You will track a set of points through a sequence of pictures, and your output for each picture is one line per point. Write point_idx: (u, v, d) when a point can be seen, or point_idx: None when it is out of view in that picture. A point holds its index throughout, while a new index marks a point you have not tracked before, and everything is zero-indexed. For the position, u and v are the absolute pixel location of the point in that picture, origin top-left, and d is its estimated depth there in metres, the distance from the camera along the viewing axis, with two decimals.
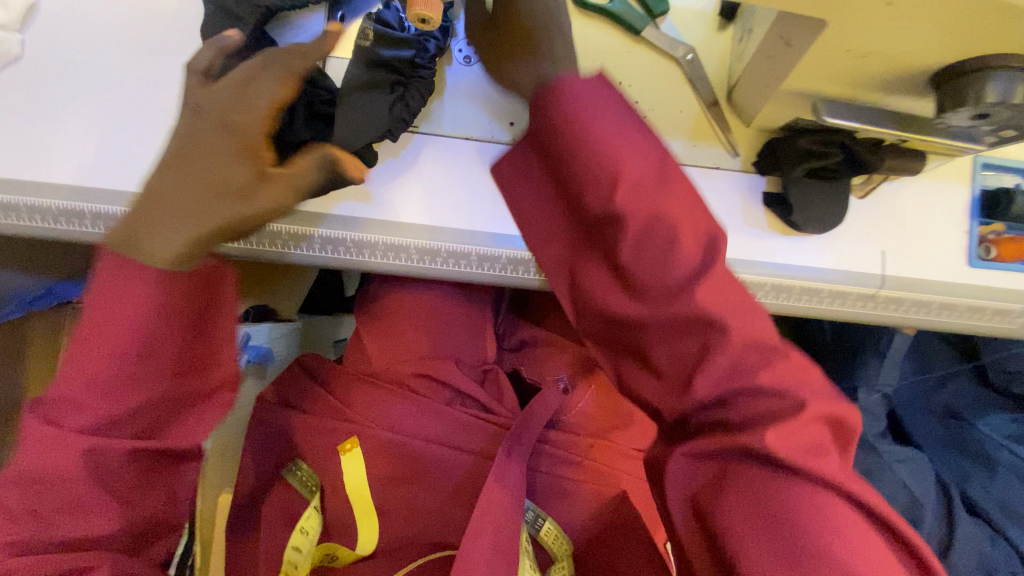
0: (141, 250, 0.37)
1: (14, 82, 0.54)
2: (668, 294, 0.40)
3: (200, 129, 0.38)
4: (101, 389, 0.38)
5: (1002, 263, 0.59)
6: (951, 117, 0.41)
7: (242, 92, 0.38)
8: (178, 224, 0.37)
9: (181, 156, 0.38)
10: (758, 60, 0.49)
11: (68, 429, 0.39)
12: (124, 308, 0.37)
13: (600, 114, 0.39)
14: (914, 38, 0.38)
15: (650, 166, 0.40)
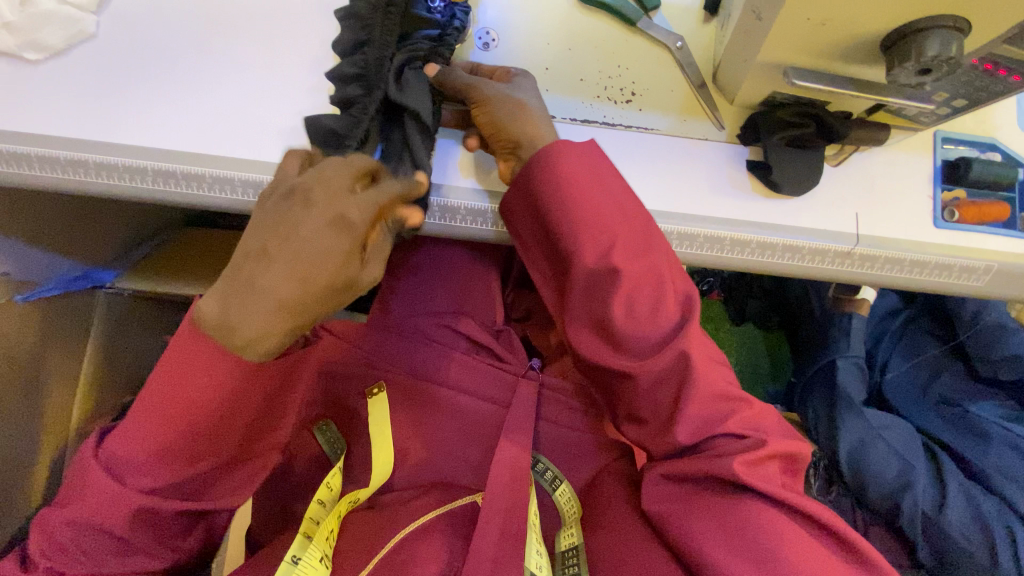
0: (230, 318, 0.41)
1: (86, 57, 0.61)
2: (633, 307, 0.52)
3: (308, 242, 0.41)
4: (175, 453, 0.47)
5: (965, 224, 0.65)
6: (899, 73, 0.48)
7: (358, 203, 0.42)
8: (275, 327, 0.42)
9: (287, 241, 0.41)
10: (737, 37, 0.57)
11: (130, 489, 0.47)
12: (196, 391, 0.45)
13: (592, 183, 0.53)
14: (863, 5, 0.45)
15: (629, 235, 0.53)
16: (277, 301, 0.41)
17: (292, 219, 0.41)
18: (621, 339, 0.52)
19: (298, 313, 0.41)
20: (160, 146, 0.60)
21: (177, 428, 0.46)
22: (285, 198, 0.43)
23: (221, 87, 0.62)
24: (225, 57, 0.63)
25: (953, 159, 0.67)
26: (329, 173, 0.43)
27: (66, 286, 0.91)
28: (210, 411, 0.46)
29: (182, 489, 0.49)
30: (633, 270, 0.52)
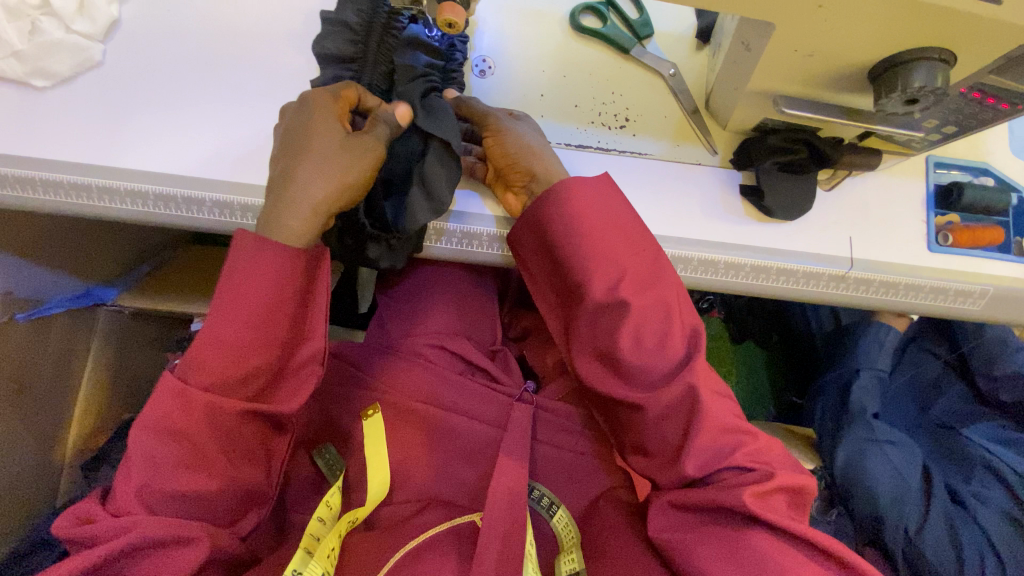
0: (275, 223, 0.52)
1: (93, 84, 0.63)
2: (640, 337, 0.53)
3: (312, 170, 0.52)
4: (235, 353, 0.50)
5: (960, 248, 0.65)
6: (886, 103, 0.49)
7: (348, 145, 0.53)
8: (305, 216, 0.52)
9: (314, 156, 0.52)
10: (728, 66, 0.58)
11: (194, 387, 0.49)
12: (260, 276, 0.50)
13: (599, 216, 0.55)
14: (848, 37, 0.46)
15: (631, 254, 0.54)
16: (311, 203, 0.52)
17: (309, 133, 0.53)
18: (628, 371, 0.53)
19: (330, 204, 0.53)
20: (161, 170, 0.61)
21: (237, 320, 0.50)
22: (303, 125, 0.53)
23: (222, 114, 0.63)
24: (227, 84, 0.64)
25: (946, 184, 0.67)
26: (307, 113, 0.54)
27: (69, 305, 0.93)
28: (265, 301, 0.50)
29: (244, 387, 0.50)
30: (641, 305, 0.53)
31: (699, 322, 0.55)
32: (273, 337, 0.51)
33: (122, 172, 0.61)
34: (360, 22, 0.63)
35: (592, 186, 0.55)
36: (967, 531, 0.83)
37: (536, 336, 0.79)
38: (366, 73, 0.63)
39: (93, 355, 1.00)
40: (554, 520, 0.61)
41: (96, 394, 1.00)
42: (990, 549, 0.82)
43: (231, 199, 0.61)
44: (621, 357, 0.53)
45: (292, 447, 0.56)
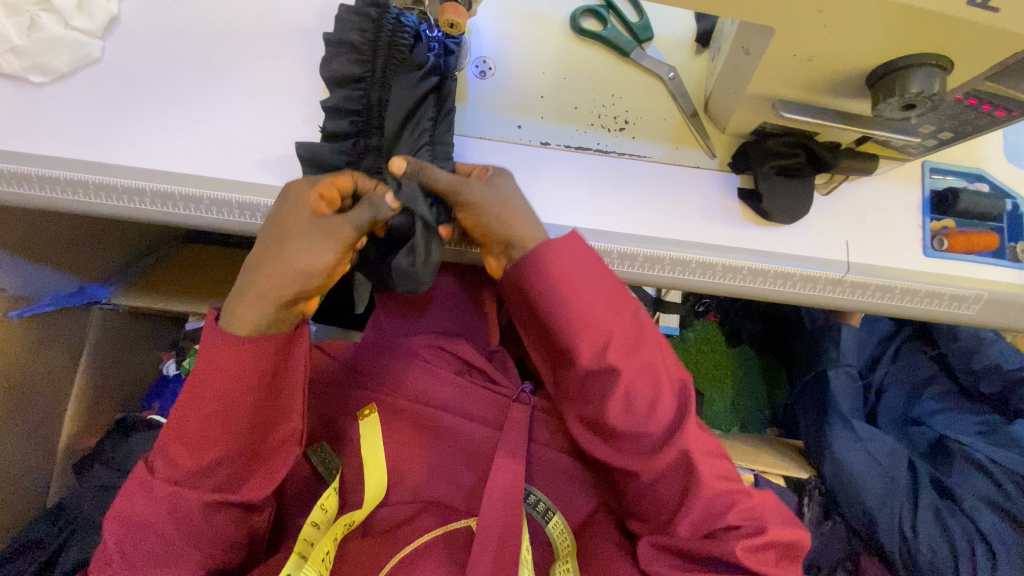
0: (232, 309, 0.50)
1: (90, 81, 0.63)
2: (627, 400, 0.52)
3: (275, 261, 0.50)
4: (200, 453, 0.50)
5: (954, 253, 0.66)
6: (883, 108, 0.49)
7: (317, 234, 0.50)
8: (260, 307, 0.50)
9: (280, 244, 0.50)
10: (727, 70, 0.58)
11: (163, 481, 0.49)
12: (219, 373, 0.49)
13: (577, 274, 0.52)
14: (847, 42, 0.47)
15: (614, 312, 0.53)
16: (263, 295, 0.50)
17: (285, 220, 0.51)
18: (618, 433, 0.54)
19: (284, 292, 0.50)
20: (159, 168, 0.61)
21: (199, 422, 0.50)
22: (282, 214, 0.52)
23: (220, 112, 0.63)
24: (225, 81, 0.64)
25: (941, 190, 0.68)
26: (288, 201, 0.52)
27: (62, 304, 0.92)
28: (227, 402, 0.50)
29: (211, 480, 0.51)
30: (627, 380, 0.52)
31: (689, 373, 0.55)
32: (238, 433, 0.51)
33: (119, 169, 0.60)
34: (366, 41, 0.60)
35: (571, 243, 0.53)
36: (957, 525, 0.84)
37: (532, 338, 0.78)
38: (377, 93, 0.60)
39: (86, 353, 0.98)
40: (552, 526, 0.61)
41: (88, 392, 0.99)
42: (978, 537, 0.83)
43: (229, 197, 0.61)
44: (608, 424, 0.54)
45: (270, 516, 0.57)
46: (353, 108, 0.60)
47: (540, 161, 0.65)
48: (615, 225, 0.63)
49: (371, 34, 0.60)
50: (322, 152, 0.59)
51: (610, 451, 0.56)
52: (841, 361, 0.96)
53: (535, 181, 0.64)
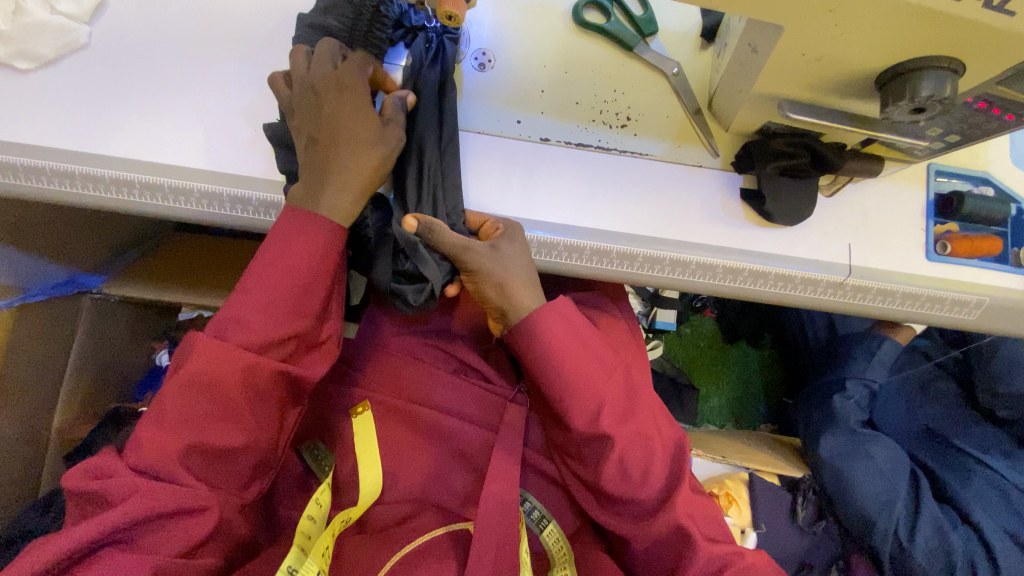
0: (318, 203, 0.52)
1: (78, 67, 0.61)
2: (622, 468, 0.55)
3: (344, 159, 0.52)
4: (238, 371, 0.49)
5: (958, 258, 0.65)
6: (893, 111, 0.48)
7: (375, 132, 0.53)
8: (336, 193, 0.52)
9: (339, 143, 0.52)
10: (733, 68, 0.56)
11: (198, 401, 0.48)
12: (282, 274, 0.51)
13: (572, 345, 0.56)
14: (856, 42, 0.45)
15: (606, 382, 0.56)
16: (347, 178, 0.52)
17: (337, 125, 0.52)
18: (614, 497, 0.57)
19: (372, 180, 0.53)
20: (146, 159, 0.59)
21: (244, 334, 0.49)
22: (337, 101, 0.52)
23: (212, 102, 0.61)
24: (217, 70, 0.62)
25: (946, 193, 0.67)
26: (342, 70, 0.53)
27: (52, 293, 0.90)
28: (283, 304, 0.51)
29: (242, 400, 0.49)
30: (621, 453, 0.54)
31: (683, 434, 0.59)
32: (286, 339, 0.51)
33: (106, 159, 0.59)
34: (343, 28, 0.58)
35: (564, 311, 0.57)
36: (960, 537, 0.84)
37: None
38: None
39: (76, 339, 0.97)
40: (546, 533, 0.61)
41: (77, 377, 0.97)
42: (984, 553, 0.83)
43: (220, 190, 0.60)
44: (606, 489, 0.56)
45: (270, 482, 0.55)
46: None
47: (540, 158, 0.63)
48: (617, 224, 0.62)
49: (349, 21, 0.58)
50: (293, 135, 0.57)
51: (608, 515, 0.59)
52: (863, 372, 0.95)
53: (534, 177, 0.63)
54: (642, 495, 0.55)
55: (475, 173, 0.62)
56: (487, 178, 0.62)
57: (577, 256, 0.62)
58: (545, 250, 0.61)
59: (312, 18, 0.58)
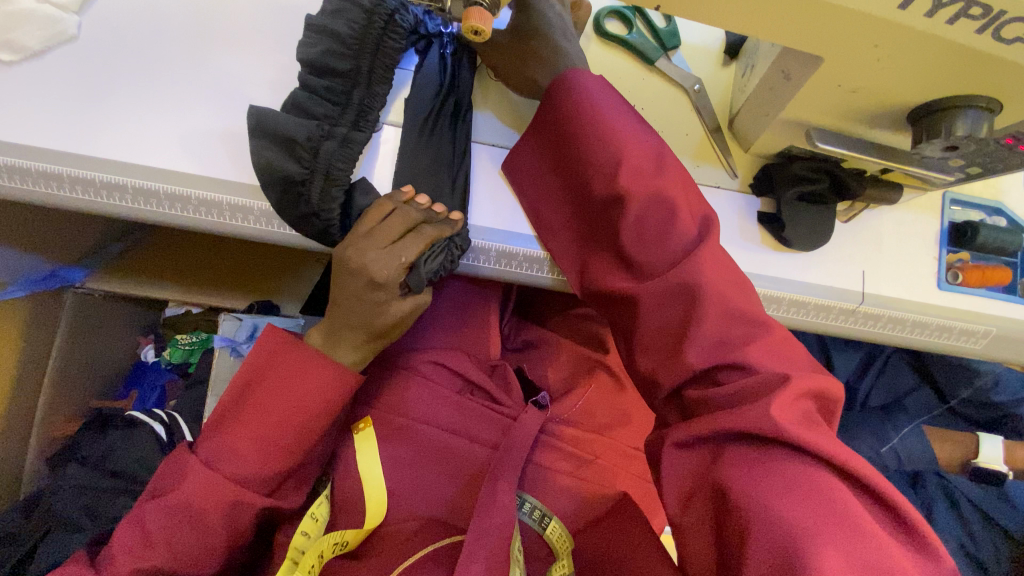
0: (336, 354, 0.55)
1: (66, 61, 0.57)
2: (658, 186, 0.48)
3: (351, 308, 0.53)
4: (265, 443, 0.53)
5: (969, 288, 0.65)
6: (926, 147, 0.47)
7: (387, 256, 0.51)
8: (347, 341, 0.55)
9: (340, 304, 0.54)
10: (760, 92, 0.55)
11: (222, 475, 0.51)
12: (306, 387, 0.53)
13: (610, 108, 0.51)
14: (894, 77, 0.44)
15: (644, 159, 0.49)
16: (351, 332, 0.54)
17: (344, 287, 0.53)
18: (642, 233, 0.48)
19: (381, 340, 0.56)
20: (140, 161, 0.56)
21: (269, 416, 0.53)
22: (370, 289, 0.52)
23: (211, 103, 0.58)
24: (217, 70, 0.58)
25: (959, 222, 0.67)
26: (384, 258, 0.51)
27: (32, 288, 0.86)
28: (313, 401, 0.53)
29: (264, 462, 0.53)
30: (665, 187, 0.48)
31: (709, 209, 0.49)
32: (312, 420, 0.54)
33: (94, 160, 0.55)
34: (354, 35, 0.53)
35: (596, 88, 0.52)
36: None
37: (535, 348, 0.76)
38: (359, 92, 0.55)
39: (60, 335, 0.92)
40: (548, 532, 0.60)
41: (58, 375, 0.92)
42: None
43: (219, 196, 0.57)
44: (626, 242, 0.48)
45: (279, 533, 0.59)
46: (329, 99, 0.54)
47: None
48: None
49: (360, 28, 0.53)
50: (281, 130, 0.53)
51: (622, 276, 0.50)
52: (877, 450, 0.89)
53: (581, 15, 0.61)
54: (675, 315, 0.46)
55: (492, 190, 0.61)
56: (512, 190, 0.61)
57: None
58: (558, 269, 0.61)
59: (320, 18, 0.53)
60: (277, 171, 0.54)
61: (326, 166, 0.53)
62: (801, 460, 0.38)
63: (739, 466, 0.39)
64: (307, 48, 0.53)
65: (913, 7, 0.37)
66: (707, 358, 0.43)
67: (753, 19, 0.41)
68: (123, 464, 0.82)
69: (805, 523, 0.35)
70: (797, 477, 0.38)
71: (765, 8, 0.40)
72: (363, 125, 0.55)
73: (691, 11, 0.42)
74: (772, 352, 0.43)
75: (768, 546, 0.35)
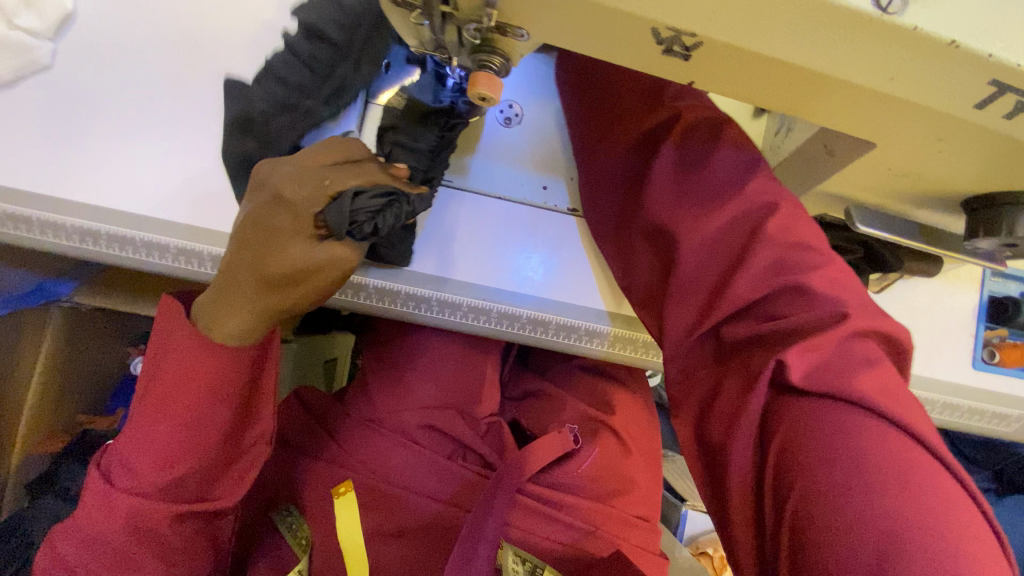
0: (216, 314, 0.41)
1: (37, 91, 0.52)
2: (712, 208, 0.44)
3: (253, 240, 0.40)
4: (152, 447, 0.43)
5: (1005, 369, 0.60)
6: (981, 241, 0.42)
7: (308, 177, 0.39)
8: (238, 289, 0.41)
9: (242, 241, 0.41)
10: (796, 160, 0.50)
11: (118, 490, 0.43)
12: (188, 376, 0.42)
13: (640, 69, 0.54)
14: (953, 168, 0.39)
15: (699, 151, 0.46)
16: (246, 283, 0.41)
17: (247, 216, 0.40)
18: (681, 199, 0.46)
19: (279, 298, 0.41)
20: (115, 205, 0.51)
21: (153, 413, 0.43)
22: (275, 210, 0.40)
23: (198, 142, 0.53)
24: (205, 105, 0.54)
25: (999, 297, 0.62)
26: (303, 175, 0.39)
27: (14, 305, 0.79)
28: (195, 388, 0.42)
29: (159, 467, 0.43)
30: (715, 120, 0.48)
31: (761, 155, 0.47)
32: (202, 415, 0.43)
33: (65, 203, 0.51)
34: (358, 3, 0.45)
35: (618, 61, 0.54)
36: None
37: (536, 400, 0.73)
38: (343, 68, 0.48)
39: (42, 355, 0.87)
40: None
41: (40, 398, 0.88)
42: None
43: (201, 246, 0.53)
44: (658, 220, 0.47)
45: None
46: (308, 65, 0.46)
47: (568, 230, 0.58)
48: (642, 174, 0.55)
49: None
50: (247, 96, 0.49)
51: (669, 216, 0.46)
52: None
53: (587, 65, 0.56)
54: (705, 232, 0.44)
55: (497, 245, 0.57)
56: (518, 247, 0.57)
57: (599, 340, 0.58)
58: (564, 332, 0.58)
59: None
60: (240, 126, 0.50)
61: (278, 141, 0.49)
62: (862, 415, 0.34)
63: (797, 423, 0.35)
64: (299, 11, 0.44)
65: (989, 108, 0.31)
66: (756, 288, 0.41)
67: (799, 100, 0.36)
68: None
69: (874, 476, 0.31)
70: (861, 429, 0.33)
71: (813, 92, 0.34)
72: (333, 102, 0.50)
73: (728, 88, 0.37)
74: (829, 283, 0.40)
75: (854, 543, 0.30)
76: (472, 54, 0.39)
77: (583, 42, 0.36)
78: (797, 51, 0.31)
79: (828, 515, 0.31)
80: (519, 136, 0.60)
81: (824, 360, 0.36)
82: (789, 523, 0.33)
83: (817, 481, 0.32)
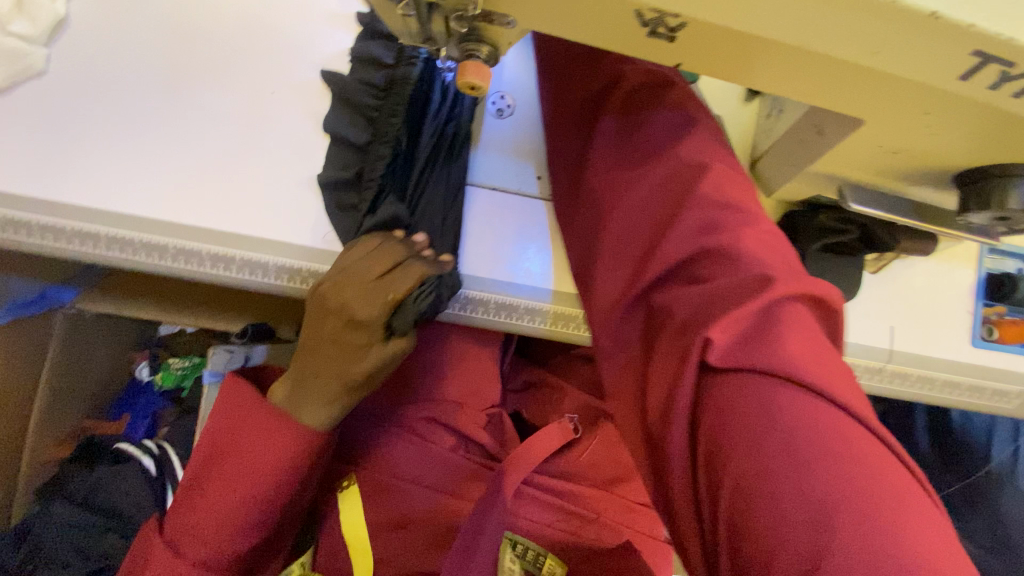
0: (300, 411, 0.48)
1: (35, 96, 0.53)
2: (684, 181, 0.44)
3: (333, 352, 0.48)
4: (230, 522, 0.46)
5: (1005, 345, 0.60)
6: (973, 215, 0.42)
7: (372, 295, 0.47)
8: (319, 392, 0.48)
9: (319, 351, 0.48)
10: (789, 142, 0.50)
11: (187, 562, 0.46)
12: (270, 460, 0.46)
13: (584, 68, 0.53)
14: (943, 143, 0.39)
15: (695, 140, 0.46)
16: (326, 384, 0.48)
17: (325, 329, 0.48)
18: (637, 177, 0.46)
19: (356, 392, 0.49)
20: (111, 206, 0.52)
21: (234, 493, 0.46)
22: (348, 328, 0.47)
23: (194, 143, 0.54)
24: (201, 106, 0.55)
25: (996, 274, 0.62)
26: (368, 293, 0.47)
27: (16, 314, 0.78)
28: (277, 472, 0.47)
29: (229, 534, 0.47)
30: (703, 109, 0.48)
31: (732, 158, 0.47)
32: (279, 489, 0.47)
33: (62, 205, 0.51)
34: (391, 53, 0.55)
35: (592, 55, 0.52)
36: None
37: (538, 391, 0.73)
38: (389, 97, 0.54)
39: (50, 358, 0.87)
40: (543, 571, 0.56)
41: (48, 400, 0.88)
42: None
43: (199, 245, 0.53)
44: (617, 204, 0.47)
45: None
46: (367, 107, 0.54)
47: None
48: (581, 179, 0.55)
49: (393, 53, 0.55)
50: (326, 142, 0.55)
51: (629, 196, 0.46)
52: None
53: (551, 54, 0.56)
54: (645, 219, 0.45)
55: (493, 236, 0.57)
56: (514, 238, 0.57)
57: None
58: (563, 321, 0.58)
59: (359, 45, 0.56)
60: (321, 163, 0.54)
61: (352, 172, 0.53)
62: (801, 394, 0.34)
63: (728, 398, 0.36)
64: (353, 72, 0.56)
65: (975, 79, 0.32)
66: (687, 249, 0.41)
67: (784, 79, 0.36)
68: (110, 501, 0.79)
69: (799, 453, 0.32)
70: (792, 408, 0.34)
71: (798, 70, 0.35)
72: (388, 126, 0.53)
73: (715, 70, 0.37)
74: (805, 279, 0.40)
75: (783, 521, 0.31)
76: (459, 44, 0.39)
77: (568, 29, 0.37)
78: (778, 30, 0.31)
79: (766, 501, 0.32)
80: (512, 127, 0.60)
81: (749, 336, 0.37)
82: (726, 501, 0.33)
83: (746, 463, 0.33)
